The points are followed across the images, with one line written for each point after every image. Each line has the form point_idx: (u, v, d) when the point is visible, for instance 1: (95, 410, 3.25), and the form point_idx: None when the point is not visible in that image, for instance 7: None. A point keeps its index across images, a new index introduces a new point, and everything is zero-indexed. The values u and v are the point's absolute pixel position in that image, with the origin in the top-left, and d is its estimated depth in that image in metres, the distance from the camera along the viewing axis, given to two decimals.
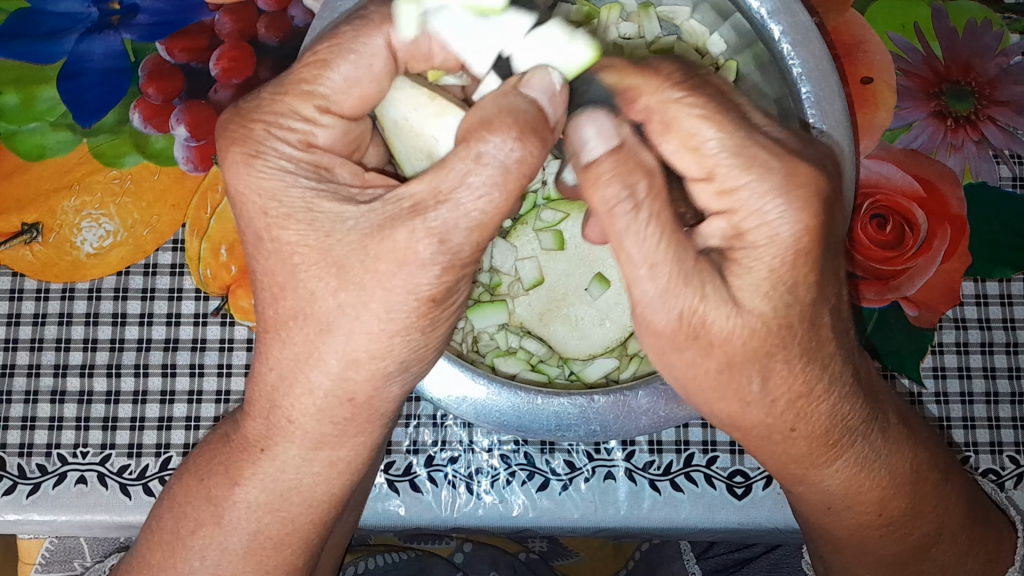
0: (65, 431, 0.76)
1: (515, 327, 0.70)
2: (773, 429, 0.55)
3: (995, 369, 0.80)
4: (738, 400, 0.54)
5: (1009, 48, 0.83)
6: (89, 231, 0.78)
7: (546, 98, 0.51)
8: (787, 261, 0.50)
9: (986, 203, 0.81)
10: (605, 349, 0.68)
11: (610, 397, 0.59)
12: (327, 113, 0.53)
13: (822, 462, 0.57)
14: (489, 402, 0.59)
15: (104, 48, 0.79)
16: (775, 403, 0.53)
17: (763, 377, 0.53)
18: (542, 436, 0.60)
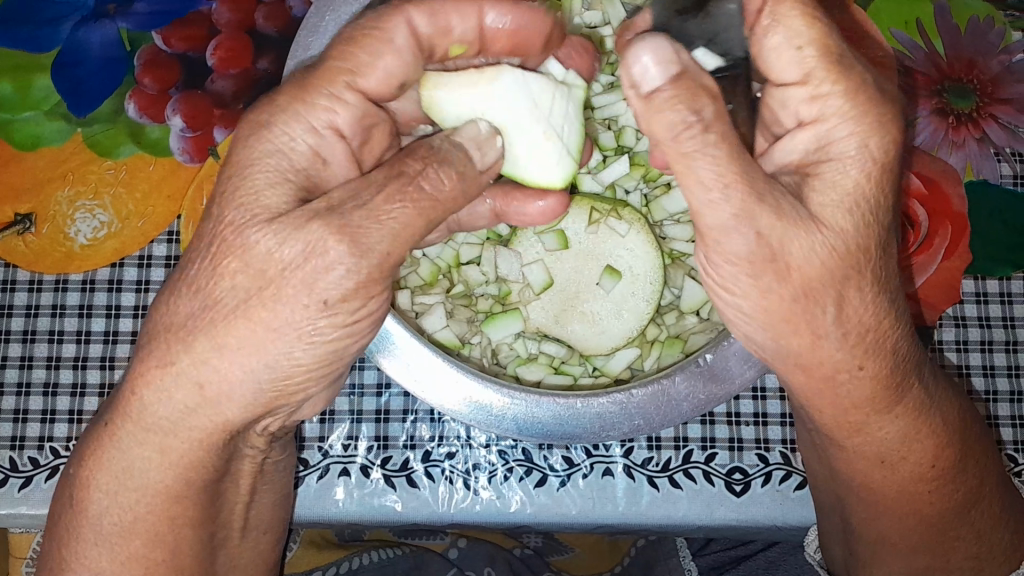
0: (58, 424, 0.75)
1: (531, 334, 0.72)
2: (842, 366, 0.54)
3: (995, 368, 0.79)
4: (809, 334, 0.52)
5: (1011, 46, 0.83)
6: (84, 222, 0.77)
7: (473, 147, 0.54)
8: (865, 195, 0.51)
9: (988, 202, 0.81)
10: (627, 341, 0.70)
11: (649, 389, 0.63)
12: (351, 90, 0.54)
13: (885, 406, 0.57)
14: (531, 416, 0.64)
15: (101, 37, 0.79)
16: (847, 337, 0.52)
17: (837, 306, 0.52)
18: (588, 440, 0.64)
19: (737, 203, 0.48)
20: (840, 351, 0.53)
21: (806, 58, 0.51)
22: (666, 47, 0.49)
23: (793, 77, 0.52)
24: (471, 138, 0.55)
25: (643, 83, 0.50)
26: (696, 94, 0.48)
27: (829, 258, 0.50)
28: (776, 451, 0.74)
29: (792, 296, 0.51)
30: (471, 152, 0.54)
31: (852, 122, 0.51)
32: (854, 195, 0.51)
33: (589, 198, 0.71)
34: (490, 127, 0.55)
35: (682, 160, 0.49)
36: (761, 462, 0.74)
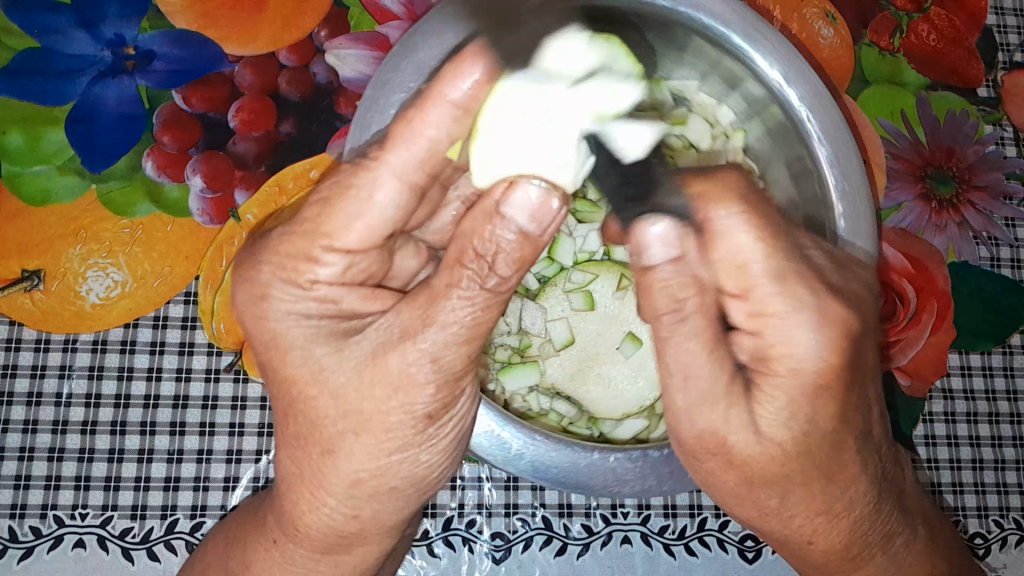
0: (62, 491, 0.71)
1: (545, 390, 0.73)
2: (793, 539, 0.59)
3: (980, 438, 0.84)
4: (756, 509, 0.58)
5: (984, 138, 0.90)
6: (96, 280, 0.75)
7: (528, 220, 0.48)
8: (808, 392, 0.51)
9: (969, 281, 0.87)
10: (639, 408, 0.71)
11: (664, 450, 0.63)
12: (330, 252, 0.52)
13: (844, 567, 0.61)
14: (547, 458, 0.62)
15: (118, 94, 0.78)
16: (793, 518, 0.57)
17: (780, 496, 0.56)
18: (599, 492, 0.63)
19: (693, 394, 0.54)
20: (787, 524, 0.58)
21: (748, 276, 0.52)
22: (672, 233, 0.51)
23: (734, 288, 0.52)
24: (522, 208, 0.48)
25: (644, 255, 0.52)
26: (683, 284, 0.52)
27: (790, 408, 0.52)
28: None
29: (754, 482, 0.56)
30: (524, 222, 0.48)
31: (803, 324, 0.51)
32: (790, 407, 0.52)
33: (620, 265, 0.73)
34: (539, 187, 0.48)
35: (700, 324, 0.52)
36: None
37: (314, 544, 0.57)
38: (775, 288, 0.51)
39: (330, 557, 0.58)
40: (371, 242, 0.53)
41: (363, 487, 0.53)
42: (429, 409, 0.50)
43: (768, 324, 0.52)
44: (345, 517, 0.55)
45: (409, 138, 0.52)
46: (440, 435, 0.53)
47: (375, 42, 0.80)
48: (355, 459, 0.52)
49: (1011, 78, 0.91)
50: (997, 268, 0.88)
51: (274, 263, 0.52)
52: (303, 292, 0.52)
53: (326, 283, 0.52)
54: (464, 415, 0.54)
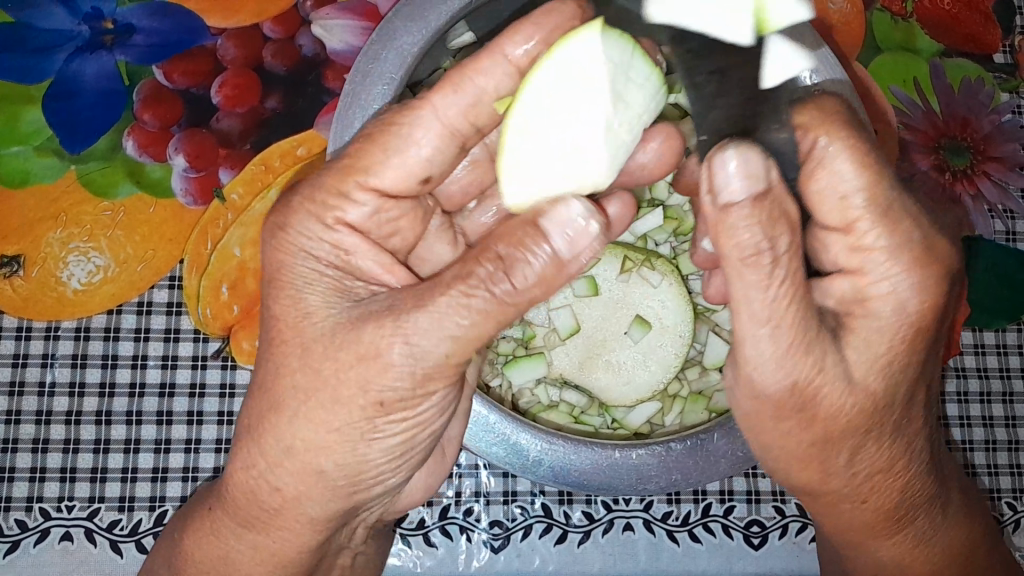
0: (48, 483, 0.70)
1: (553, 380, 0.70)
2: (848, 497, 0.55)
3: (993, 418, 0.82)
4: (820, 471, 0.53)
5: (1000, 106, 0.86)
6: (77, 265, 0.73)
7: (562, 237, 0.45)
8: (907, 334, 0.49)
9: (984, 256, 0.83)
10: (651, 393, 0.68)
11: (687, 442, 0.60)
12: (365, 190, 0.50)
13: (886, 533, 0.58)
14: (567, 462, 0.60)
15: (96, 70, 0.75)
16: (856, 475, 0.53)
17: (852, 453, 0.52)
18: (624, 491, 0.60)
19: (783, 343, 0.47)
20: (849, 483, 0.54)
21: (851, 210, 0.49)
22: (757, 162, 0.45)
23: (836, 222, 0.50)
24: (561, 224, 0.46)
25: (721, 192, 0.46)
26: (776, 221, 0.46)
27: (887, 353, 0.49)
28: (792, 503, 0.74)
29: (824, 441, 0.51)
30: (551, 236, 0.45)
31: (902, 263, 0.48)
32: (887, 351, 0.49)
33: (622, 247, 0.70)
34: (585, 208, 0.46)
35: (743, 287, 0.47)
36: (778, 514, 0.74)
37: (238, 516, 0.53)
38: (874, 219, 0.49)
39: (251, 534, 0.53)
40: (411, 188, 0.50)
41: (295, 459, 0.49)
42: (385, 394, 0.46)
43: (870, 259, 0.49)
44: (270, 490, 0.50)
45: (459, 83, 0.49)
46: (390, 432, 0.48)
47: (364, 11, 0.77)
48: (302, 430, 0.48)
49: None
50: (1013, 242, 0.84)
51: (305, 201, 0.50)
52: (326, 236, 0.50)
53: (351, 224, 0.50)
54: (428, 420, 0.50)
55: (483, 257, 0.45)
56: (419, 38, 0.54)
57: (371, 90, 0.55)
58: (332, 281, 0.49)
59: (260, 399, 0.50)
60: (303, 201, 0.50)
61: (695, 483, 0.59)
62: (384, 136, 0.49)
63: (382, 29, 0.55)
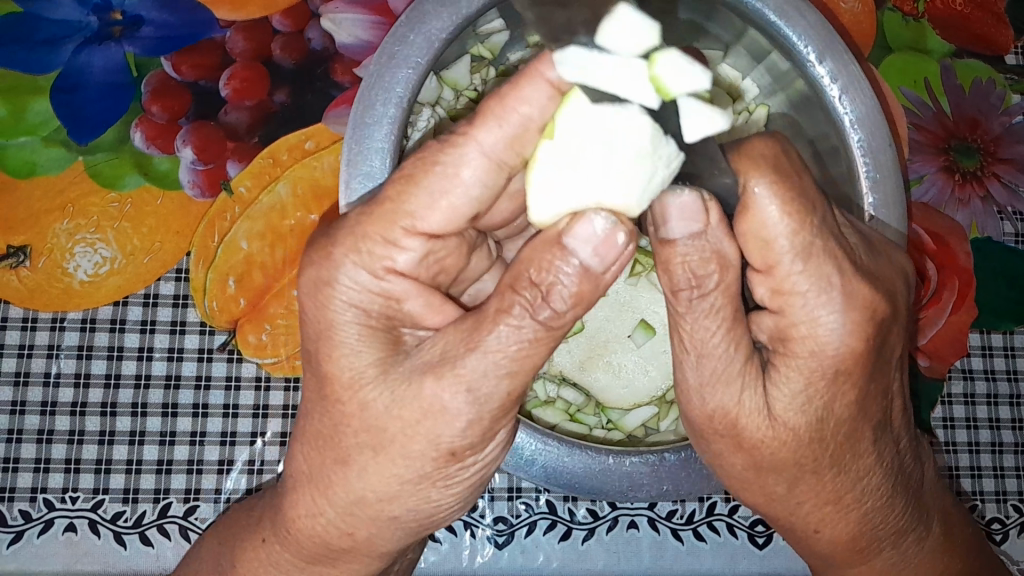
0: (53, 474, 0.70)
1: (552, 376, 0.69)
2: (801, 524, 0.55)
3: (1000, 421, 0.81)
4: (763, 495, 0.54)
5: (1011, 108, 0.86)
6: (84, 257, 0.73)
7: (589, 252, 0.44)
8: (827, 377, 0.47)
9: (991, 257, 0.83)
10: (649, 398, 0.68)
11: (681, 455, 0.59)
12: (413, 234, 0.47)
13: (855, 560, 0.58)
14: (560, 464, 0.59)
15: (104, 61, 0.75)
16: (800, 505, 0.53)
17: (790, 484, 0.52)
18: (612, 496, 0.60)
19: (707, 371, 0.49)
20: (794, 511, 0.54)
21: (773, 253, 0.46)
22: (696, 204, 0.46)
23: (759, 264, 0.47)
24: (586, 241, 0.44)
25: (663, 226, 0.47)
26: (705, 260, 0.47)
27: (808, 392, 0.48)
28: None
29: (758, 469, 0.52)
30: (580, 255, 0.44)
31: (834, 304, 0.46)
32: (807, 392, 0.48)
33: (632, 250, 0.69)
34: (607, 219, 0.44)
35: (677, 317, 0.49)
36: None
37: (302, 553, 0.54)
38: (797, 264, 0.46)
39: (317, 568, 0.54)
40: (457, 226, 0.48)
41: (331, 487, 0.49)
42: (454, 444, 0.46)
43: (792, 303, 0.47)
44: (339, 533, 0.51)
45: (502, 114, 0.46)
46: (460, 477, 0.49)
47: (373, 5, 0.77)
48: (366, 478, 0.48)
49: None
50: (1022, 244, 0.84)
51: (343, 245, 0.47)
52: (372, 281, 0.47)
53: (399, 271, 0.47)
54: (491, 460, 0.50)
55: (518, 287, 0.44)
56: (448, 24, 0.53)
57: (394, 72, 0.53)
58: (365, 325, 0.47)
59: (312, 434, 0.50)
60: (346, 248, 0.47)
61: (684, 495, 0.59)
62: (426, 177, 0.46)
63: (414, 10, 0.53)
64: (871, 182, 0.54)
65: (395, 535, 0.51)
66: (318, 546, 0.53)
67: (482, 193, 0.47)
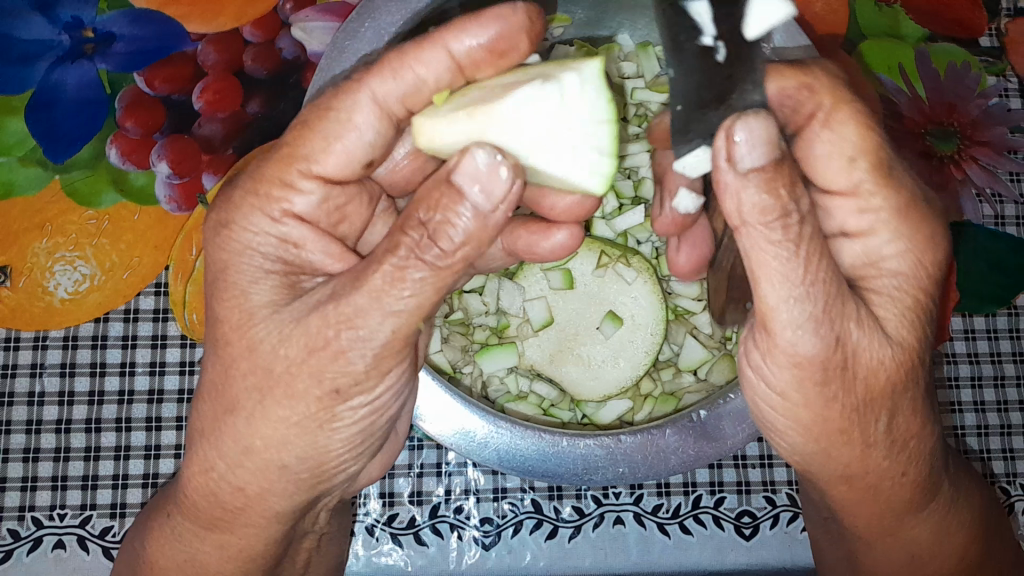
0: (40, 492, 0.70)
1: (524, 370, 0.70)
2: (887, 475, 0.51)
3: (985, 403, 0.81)
4: (859, 445, 0.49)
5: (987, 90, 0.86)
6: (63, 274, 0.73)
7: (477, 189, 0.45)
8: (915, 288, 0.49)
9: (972, 240, 0.83)
10: (619, 390, 0.68)
11: (638, 436, 0.60)
12: (309, 178, 0.51)
13: (921, 506, 0.55)
14: (513, 448, 0.60)
15: (77, 78, 0.75)
16: (895, 442, 0.50)
17: (889, 416, 0.49)
18: (568, 481, 0.60)
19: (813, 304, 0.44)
20: (888, 454, 0.50)
21: (852, 172, 0.49)
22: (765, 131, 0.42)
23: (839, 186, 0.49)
24: (474, 177, 0.45)
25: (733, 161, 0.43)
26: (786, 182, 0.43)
27: (910, 297, 0.49)
28: (784, 493, 0.74)
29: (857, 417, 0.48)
30: (468, 192, 0.45)
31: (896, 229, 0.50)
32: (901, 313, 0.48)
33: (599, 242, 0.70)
34: (490, 154, 0.44)
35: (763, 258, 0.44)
36: (770, 504, 0.74)
37: (199, 516, 0.54)
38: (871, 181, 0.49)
39: (214, 534, 0.54)
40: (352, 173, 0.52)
41: None
42: (339, 380, 0.47)
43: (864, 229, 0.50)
44: (231, 488, 0.51)
45: (398, 69, 0.50)
46: (345, 421, 0.49)
47: (343, 12, 0.77)
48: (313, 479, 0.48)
49: (1015, 26, 0.87)
50: (1002, 226, 0.84)
51: (247, 186, 0.50)
52: (273, 224, 0.50)
53: (297, 215, 0.51)
54: (384, 405, 0.50)
55: (408, 228, 0.45)
56: (398, 20, 0.55)
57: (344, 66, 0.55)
58: (276, 277, 0.50)
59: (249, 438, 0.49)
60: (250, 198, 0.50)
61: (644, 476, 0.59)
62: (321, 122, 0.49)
63: (364, 5, 0.55)
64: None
65: (289, 488, 0.51)
66: (214, 507, 0.52)
67: (375, 139, 0.50)
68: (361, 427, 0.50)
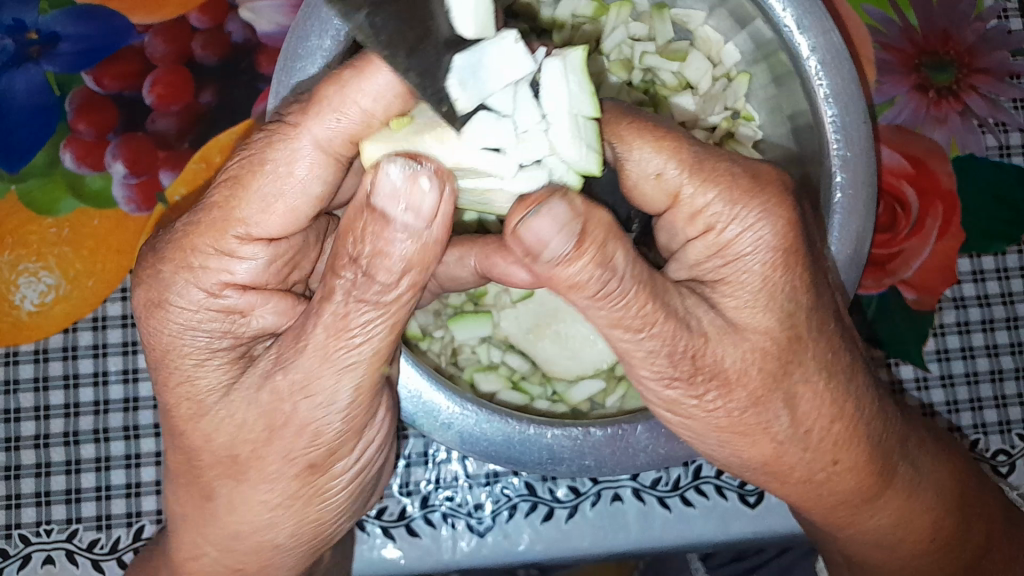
0: (24, 509, 0.69)
1: (498, 341, 0.67)
2: (816, 464, 0.51)
3: (998, 346, 0.77)
4: (768, 442, 0.49)
5: (985, 13, 0.79)
6: (28, 287, 0.71)
7: (400, 209, 0.40)
8: (777, 267, 0.46)
9: (977, 175, 0.78)
10: (594, 371, 0.65)
11: (608, 431, 0.56)
12: (248, 241, 0.45)
13: (872, 496, 0.55)
14: (478, 431, 0.56)
15: (26, 84, 0.73)
16: (808, 435, 0.50)
17: (789, 406, 0.49)
18: (532, 468, 0.57)
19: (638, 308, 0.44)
20: (806, 446, 0.50)
21: (669, 184, 0.47)
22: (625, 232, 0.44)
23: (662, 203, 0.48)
24: (393, 196, 0.40)
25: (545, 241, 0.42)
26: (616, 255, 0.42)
27: (766, 289, 0.46)
28: None
29: (747, 406, 0.48)
30: (391, 214, 0.40)
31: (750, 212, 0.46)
32: (765, 287, 0.46)
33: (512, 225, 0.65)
34: (403, 169, 0.39)
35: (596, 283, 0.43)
36: None
37: None
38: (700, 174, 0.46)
39: None
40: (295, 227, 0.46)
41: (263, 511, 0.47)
42: (331, 440, 0.45)
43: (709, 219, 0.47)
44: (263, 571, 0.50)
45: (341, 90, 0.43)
46: (340, 485, 0.48)
47: None
48: (252, 481, 0.46)
49: None
50: (1006, 157, 0.79)
51: (172, 261, 0.45)
52: (210, 300, 0.46)
53: (240, 284, 0.46)
54: (371, 460, 0.49)
55: (376, 273, 0.41)
56: None
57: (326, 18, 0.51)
58: (212, 338, 0.46)
59: (189, 458, 0.47)
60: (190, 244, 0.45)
61: (610, 471, 0.56)
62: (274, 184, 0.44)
63: None
64: (836, 156, 0.53)
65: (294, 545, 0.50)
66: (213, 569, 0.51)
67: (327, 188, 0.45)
68: (355, 483, 0.49)
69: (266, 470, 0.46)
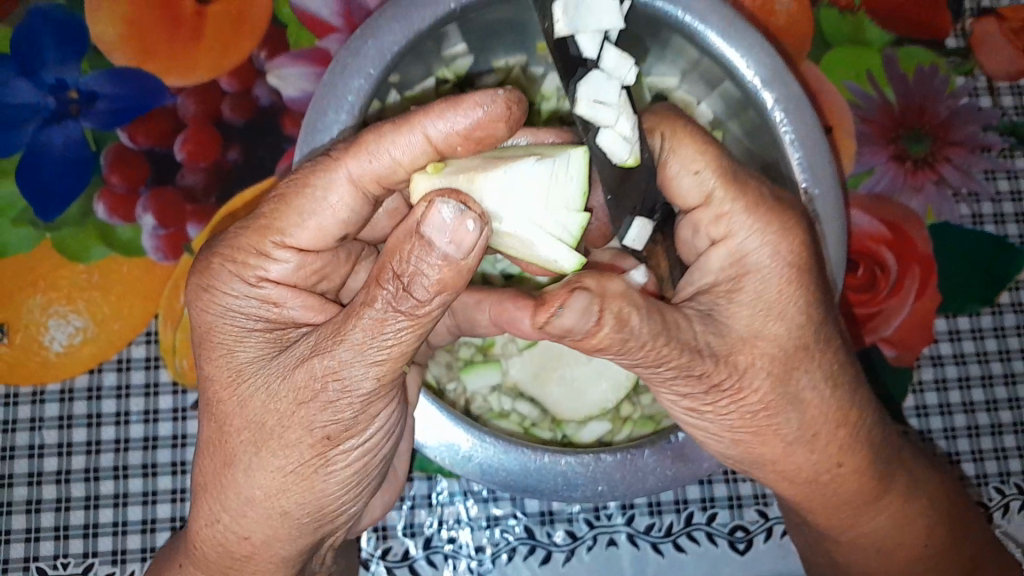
0: (43, 542, 0.72)
1: (507, 389, 0.71)
2: (822, 465, 0.56)
3: (974, 403, 0.81)
4: (778, 442, 0.54)
5: (956, 90, 0.86)
6: (57, 329, 0.75)
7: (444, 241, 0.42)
8: (783, 287, 0.51)
9: (951, 240, 0.83)
10: (600, 411, 0.69)
11: (618, 456, 0.61)
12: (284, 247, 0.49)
13: (870, 505, 0.59)
14: (494, 462, 0.61)
15: (63, 138, 0.78)
16: (816, 438, 0.54)
17: (797, 411, 0.53)
18: (546, 497, 0.61)
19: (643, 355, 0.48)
20: (813, 448, 0.55)
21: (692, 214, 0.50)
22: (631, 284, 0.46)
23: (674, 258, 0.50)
24: (441, 229, 0.42)
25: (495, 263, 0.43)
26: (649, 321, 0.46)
27: (773, 300, 0.51)
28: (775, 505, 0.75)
29: (761, 408, 0.53)
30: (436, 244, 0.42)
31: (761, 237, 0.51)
32: (778, 302, 0.51)
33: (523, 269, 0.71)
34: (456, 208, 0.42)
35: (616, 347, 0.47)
36: (762, 518, 0.74)
37: None
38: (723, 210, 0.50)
39: None
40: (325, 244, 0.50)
41: (283, 541, 0.51)
42: (329, 428, 0.47)
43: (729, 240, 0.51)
44: None
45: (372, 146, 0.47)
46: (342, 462, 0.49)
47: (318, 57, 0.79)
48: (254, 503, 0.49)
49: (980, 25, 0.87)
50: (979, 225, 0.84)
51: (220, 254, 0.49)
52: (250, 287, 0.49)
53: (276, 278, 0.50)
54: (370, 450, 0.50)
55: (383, 280, 0.44)
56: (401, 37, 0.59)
57: (349, 81, 0.58)
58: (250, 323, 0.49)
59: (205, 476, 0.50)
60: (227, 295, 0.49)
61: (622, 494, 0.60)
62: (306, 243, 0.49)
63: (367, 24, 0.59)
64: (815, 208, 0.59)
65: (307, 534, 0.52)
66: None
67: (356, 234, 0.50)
68: (353, 467, 0.50)
69: (280, 485, 0.48)
